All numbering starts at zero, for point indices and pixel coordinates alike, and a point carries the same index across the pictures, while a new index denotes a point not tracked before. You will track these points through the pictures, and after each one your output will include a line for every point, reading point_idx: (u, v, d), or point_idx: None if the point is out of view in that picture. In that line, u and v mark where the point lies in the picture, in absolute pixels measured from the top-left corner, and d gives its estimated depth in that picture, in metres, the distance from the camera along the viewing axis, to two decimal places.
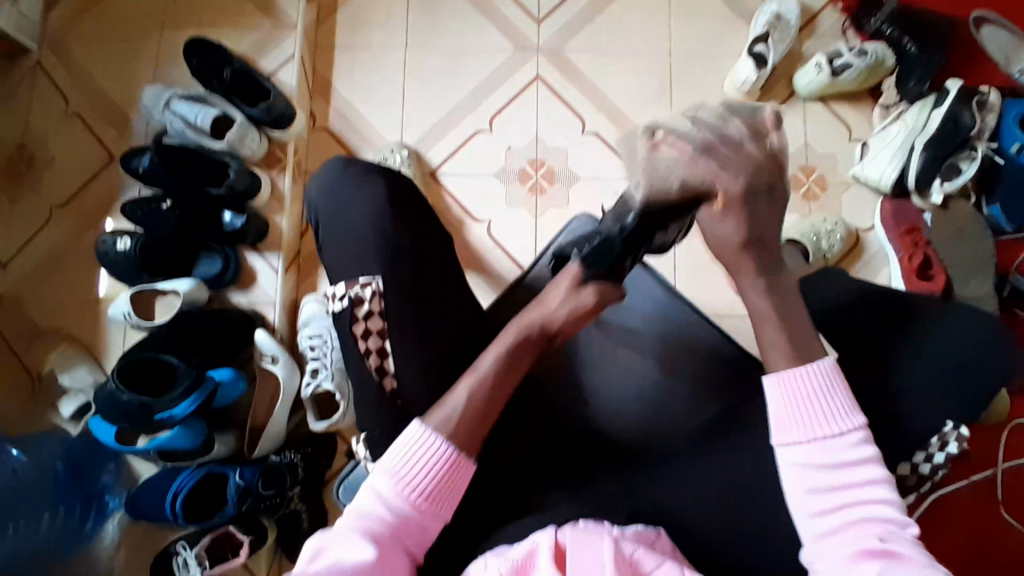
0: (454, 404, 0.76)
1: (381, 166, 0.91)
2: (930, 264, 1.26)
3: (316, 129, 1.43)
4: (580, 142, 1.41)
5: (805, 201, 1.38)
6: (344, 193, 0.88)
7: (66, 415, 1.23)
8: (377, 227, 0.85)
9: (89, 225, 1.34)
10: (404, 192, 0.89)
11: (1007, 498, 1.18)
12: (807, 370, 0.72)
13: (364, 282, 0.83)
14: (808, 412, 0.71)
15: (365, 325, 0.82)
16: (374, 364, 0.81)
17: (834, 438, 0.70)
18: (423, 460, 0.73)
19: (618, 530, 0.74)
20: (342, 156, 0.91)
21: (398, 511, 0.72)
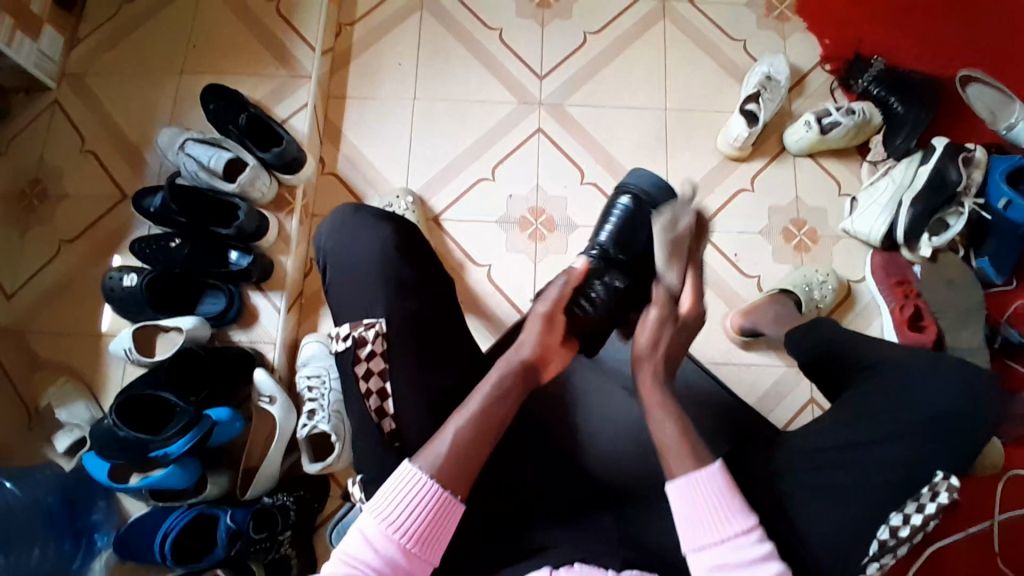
0: (442, 441, 0.74)
1: (386, 209, 0.95)
2: (922, 316, 1.29)
3: (324, 173, 1.48)
4: (579, 191, 1.46)
5: (797, 252, 1.41)
6: (351, 234, 0.92)
7: (60, 449, 1.22)
8: (382, 266, 0.88)
9: (97, 260, 1.37)
10: (407, 234, 0.93)
11: (1004, 551, 1.17)
12: (702, 478, 0.75)
13: (369, 323, 0.85)
14: (709, 508, 0.75)
15: (367, 366, 0.84)
16: (374, 405, 0.82)
17: (731, 539, 0.73)
18: (410, 502, 0.72)
19: (613, 570, 0.75)
20: (352, 202, 0.94)
21: (386, 555, 0.71)
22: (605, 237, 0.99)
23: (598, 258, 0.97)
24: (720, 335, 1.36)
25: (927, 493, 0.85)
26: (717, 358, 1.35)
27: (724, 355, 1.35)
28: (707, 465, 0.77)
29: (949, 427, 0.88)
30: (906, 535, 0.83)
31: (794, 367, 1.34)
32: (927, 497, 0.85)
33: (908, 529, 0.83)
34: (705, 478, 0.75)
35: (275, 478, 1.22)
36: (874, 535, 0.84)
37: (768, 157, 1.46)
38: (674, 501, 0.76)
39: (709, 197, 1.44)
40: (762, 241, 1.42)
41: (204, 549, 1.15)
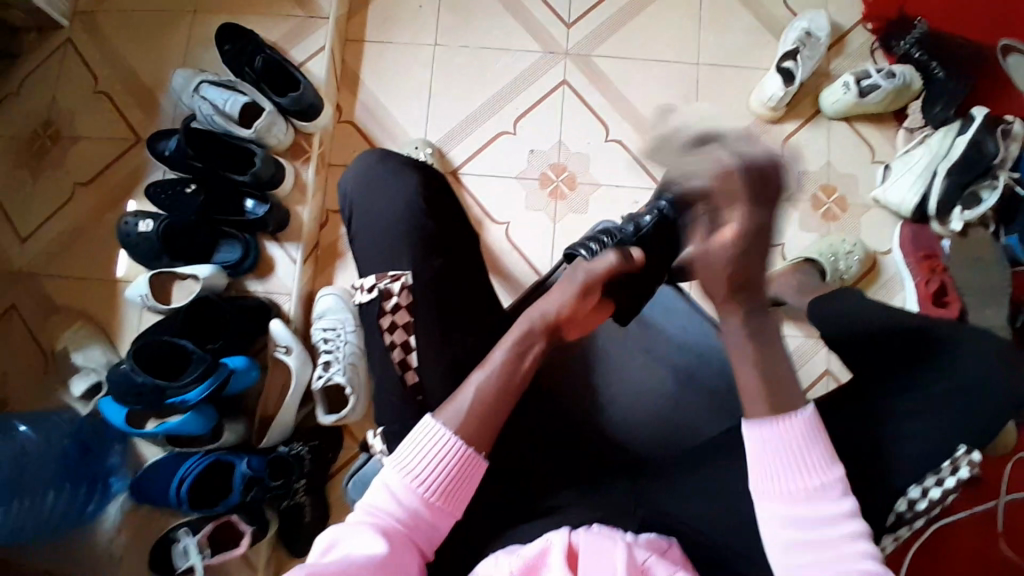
0: (462, 398, 0.74)
1: (416, 162, 0.93)
2: (946, 291, 1.27)
3: (340, 122, 1.43)
4: (604, 149, 1.42)
5: (824, 220, 1.38)
6: (376, 186, 0.90)
7: (77, 392, 1.23)
8: (410, 222, 0.86)
9: (112, 205, 1.35)
10: (436, 190, 0.90)
11: (1007, 530, 1.18)
12: (787, 422, 0.72)
13: (393, 276, 0.84)
14: (796, 460, 0.72)
15: (392, 318, 0.82)
16: (398, 357, 0.81)
17: (811, 489, 0.71)
18: (434, 456, 0.71)
19: (631, 536, 0.76)
20: (382, 152, 0.92)
21: (409, 507, 0.70)
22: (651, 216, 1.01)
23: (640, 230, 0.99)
24: None
25: (948, 467, 0.87)
26: None
27: None
28: (794, 411, 0.73)
29: (975, 404, 0.86)
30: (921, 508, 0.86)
31: (813, 337, 1.32)
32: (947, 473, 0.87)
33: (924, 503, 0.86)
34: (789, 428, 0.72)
35: (292, 424, 1.24)
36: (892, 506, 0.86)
37: (801, 120, 1.41)
38: (753, 439, 0.73)
39: None
40: (789, 207, 1.38)
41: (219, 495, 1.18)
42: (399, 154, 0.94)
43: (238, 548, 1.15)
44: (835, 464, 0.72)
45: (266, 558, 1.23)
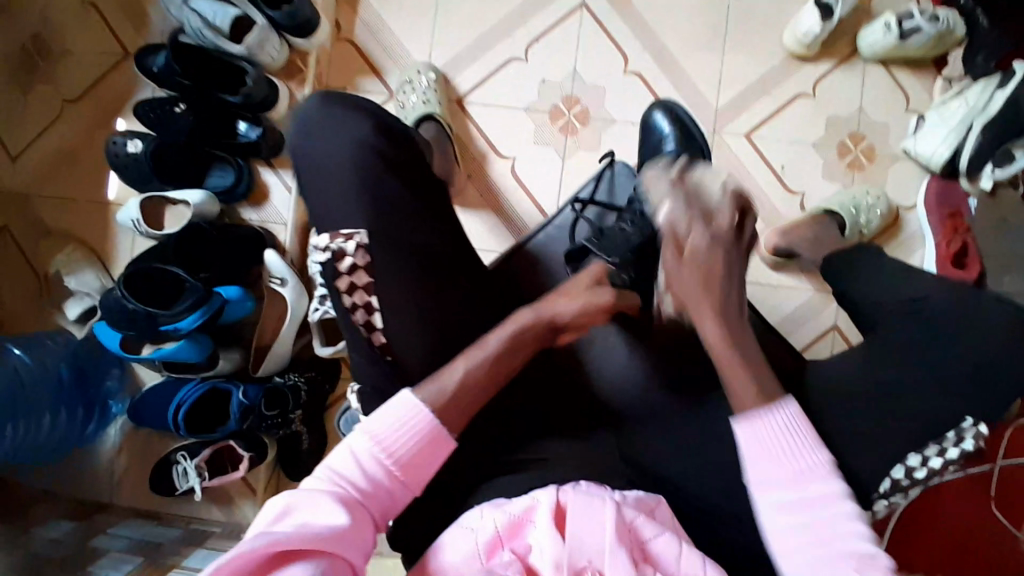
0: (452, 374, 0.75)
1: (365, 105, 0.85)
2: (967, 253, 1.21)
3: (339, 40, 1.34)
4: (621, 83, 1.32)
5: (849, 170, 1.30)
6: (332, 132, 0.83)
7: (71, 316, 1.22)
8: (359, 170, 0.82)
9: (101, 126, 1.28)
10: (392, 134, 0.84)
11: (998, 494, 1.19)
12: (774, 414, 0.71)
13: (347, 235, 0.80)
14: (789, 439, 0.70)
15: (350, 280, 0.80)
16: (362, 320, 0.80)
17: (804, 472, 0.69)
18: (403, 428, 0.71)
19: (619, 494, 0.74)
20: (324, 95, 0.84)
21: (373, 477, 0.70)
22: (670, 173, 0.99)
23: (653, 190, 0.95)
24: (752, 253, 1.29)
25: (951, 438, 0.81)
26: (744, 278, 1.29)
27: (751, 276, 1.30)
28: (781, 404, 0.72)
29: (989, 382, 0.83)
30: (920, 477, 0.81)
31: (825, 292, 1.29)
32: (950, 443, 0.81)
33: (924, 472, 0.81)
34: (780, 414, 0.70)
35: (289, 354, 1.22)
36: (887, 473, 0.81)
37: (835, 61, 1.31)
38: (741, 433, 0.71)
39: (761, 103, 1.32)
40: (813, 154, 1.31)
41: (216, 421, 1.18)
42: (346, 95, 0.86)
43: (238, 472, 1.17)
44: (821, 446, 0.70)
45: (265, 482, 1.25)
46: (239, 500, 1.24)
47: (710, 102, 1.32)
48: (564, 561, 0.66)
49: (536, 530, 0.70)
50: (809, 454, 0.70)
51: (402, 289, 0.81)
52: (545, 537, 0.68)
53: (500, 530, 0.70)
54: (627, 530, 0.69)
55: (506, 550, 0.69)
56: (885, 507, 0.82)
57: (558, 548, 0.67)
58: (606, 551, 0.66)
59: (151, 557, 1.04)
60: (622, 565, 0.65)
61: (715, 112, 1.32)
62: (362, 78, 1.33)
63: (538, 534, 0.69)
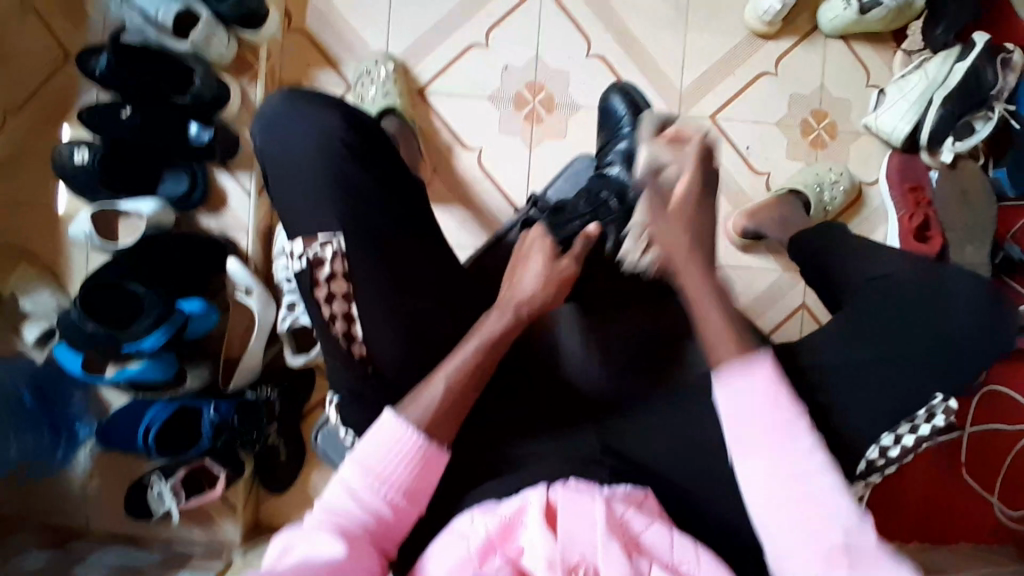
0: (430, 394, 0.74)
1: (328, 101, 0.80)
2: (929, 226, 1.23)
3: (289, 32, 1.27)
4: (585, 66, 1.30)
5: (813, 148, 1.31)
6: (296, 130, 0.79)
7: (30, 340, 1.14)
8: (321, 171, 0.77)
9: (42, 134, 1.20)
10: (360, 134, 0.79)
11: (969, 460, 1.27)
12: (747, 372, 0.67)
13: (324, 241, 0.76)
14: (768, 402, 0.65)
15: (328, 288, 0.77)
16: (342, 331, 0.78)
17: (784, 447, 0.64)
18: (393, 453, 0.71)
19: (608, 489, 0.74)
20: (287, 91, 0.79)
21: (370, 507, 0.69)
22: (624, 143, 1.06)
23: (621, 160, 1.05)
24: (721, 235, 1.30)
25: (922, 415, 0.80)
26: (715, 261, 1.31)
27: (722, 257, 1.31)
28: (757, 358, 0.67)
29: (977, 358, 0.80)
30: (897, 455, 0.81)
31: (792, 271, 1.31)
32: (921, 419, 0.80)
33: (898, 451, 0.81)
34: (757, 375, 0.66)
35: (258, 367, 1.19)
36: (863, 456, 0.80)
37: (797, 38, 1.30)
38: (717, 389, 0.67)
39: (727, 81, 1.31)
40: (778, 133, 1.31)
41: (189, 440, 1.15)
42: (310, 94, 0.82)
43: (215, 491, 1.14)
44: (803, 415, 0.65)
45: (244, 497, 1.22)
46: (219, 519, 1.22)
47: (675, 84, 1.31)
48: (557, 560, 0.66)
49: (528, 529, 0.69)
50: (789, 419, 0.65)
51: (378, 305, 0.78)
52: (537, 536, 0.67)
53: (491, 533, 0.69)
54: (617, 525, 0.69)
55: (498, 556, 0.67)
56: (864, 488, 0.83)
57: (551, 547, 0.66)
58: (598, 544, 0.67)
59: None
60: (616, 558, 0.65)
61: (681, 93, 1.31)
62: (317, 70, 1.28)
63: (530, 534, 0.68)
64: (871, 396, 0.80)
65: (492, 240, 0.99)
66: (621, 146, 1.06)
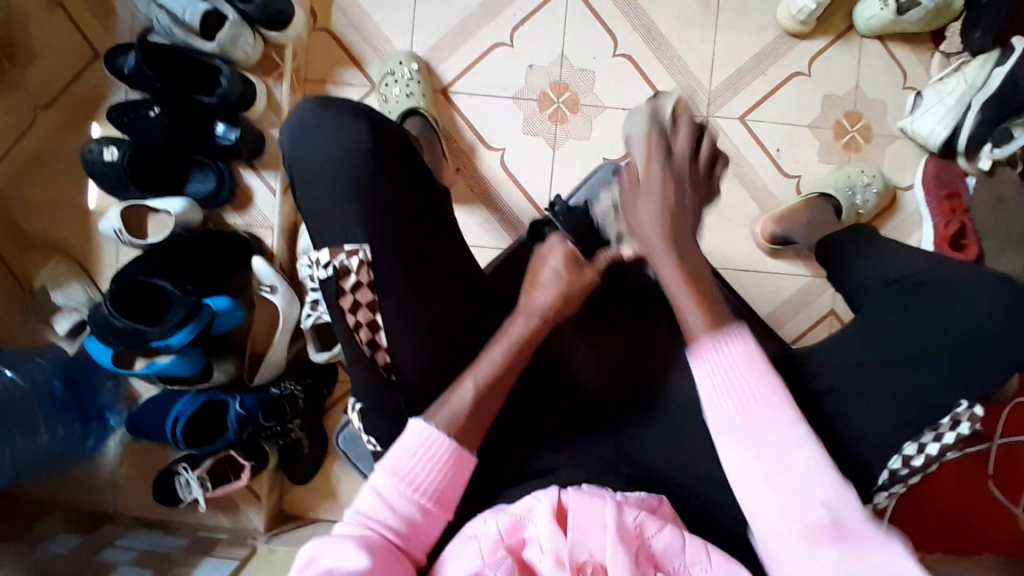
0: (458, 400, 0.75)
1: (359, 107, 0.78)
2: (965, 234, 1.19)
3: (315, 30, 1.28)
4: (611, 66, 1.28)
5: (846, 151, 1.27)
6: (324, 138, 0.76)
7: (61, 331, 1.19)
8: (348, 181, 0.75)
9: (78, 133, 1.24)
10: (390, 145, 0.76)
11: (996, 473, 1.24)
12: (726, 353, 0.67)
13: (351, 250, 0.75)
14: (748, 374, 0.66)
15: (353, 298, 0.75)
16: (365, 339, 0.75)
17: (757, 401, 0.65)
18: (424, 459, 0.71)
19: (620, 495, 0.75)
20: (317, 98, 0.77)
21: (402, 513, 0.69)
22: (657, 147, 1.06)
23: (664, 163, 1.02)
24: (747, 239, 1.28)
25: (946, 423, 0.75)
26: (740, 266, 1.28)
27: (748, 262, 1.28)
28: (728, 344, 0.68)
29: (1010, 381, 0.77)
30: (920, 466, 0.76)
31: (821, 277, 1.28)
32: (946, 427, 0.75)
33: (921, 460, 0.76)
34: (738, 351, 0.67)
35: (283, 363, 1.21)
36: (884, 466, 0.77)
37: (832, 38, 1.26)
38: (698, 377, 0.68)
39: (757, 82, 1.27)
40: (809, 136, 1.28)
41: (216, 431, 1.18)
42: (339, 99, 0.79)
43: (240, 481, 1.17)
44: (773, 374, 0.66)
45: (269, 486, 1.25)
46: (243, 506, 1.25)
47: (703, 85, 1.28)
48: (564, 556, 0.67)
49: (536, 525, 0.70)
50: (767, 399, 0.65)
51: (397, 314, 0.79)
52: (544, 531, 0.69)
53: (502, 530, 0.70)
54: (628, 532, 0.69)
55: (501, 547, 0.69)
56: (884, 499, 0.79)
57: (559, 543, 0.68)
58: (606, 547, 0.67)
59: (159, 568, 1.05)
60: (623, 565, 0.66)
61: (710, 94, 1.28)
62: (343, 68, 1.28)
63: (538, 528, 0.69)
64: (892, 407, 0.76)
65: (514, 243, 0.98)
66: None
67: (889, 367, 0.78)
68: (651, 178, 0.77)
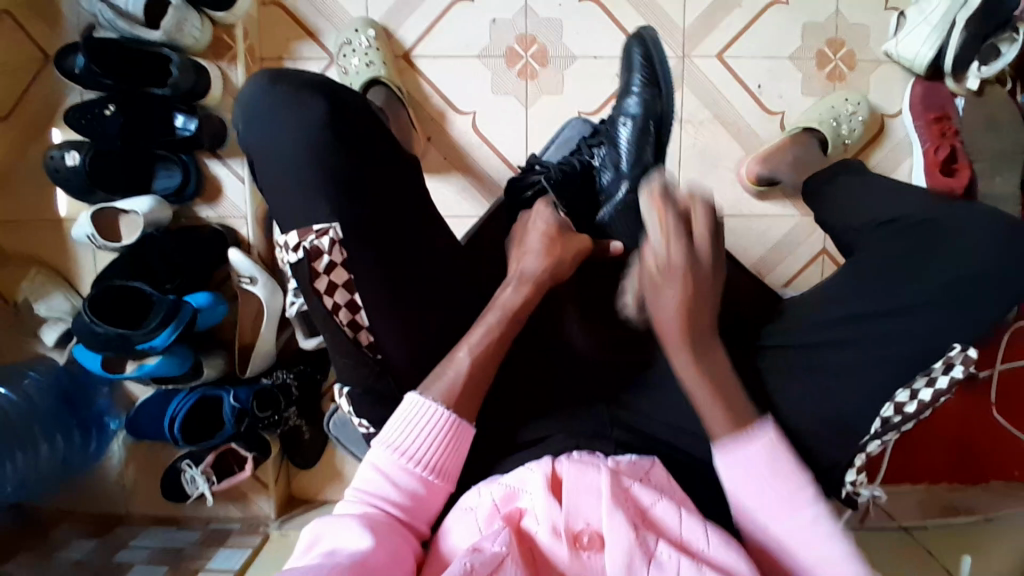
0: (452, 371, 0.73)
1: (320, 81, 0.74)
2: (955, 157, 1.16)
3: (265, 5, 1.22)
4: (578, 13, 1.21)
5: (830, 81, 1.22)
6: (280, 118, 0.72)
7: (50, 342, 1.18)
8: (316, 159, 0.71)
9: (35, 138, 1.19)
10: (350, 115, 0.73)
11: (1000, 401, 1.22)
12: (752, 445, 0.67)
13: (320, 230, 0.71)
14: (769, 470, 0.66)
15: (329, 280, 0.72)
16: (346, 319, 0.73)
17: (787, 506, 0.65)
18: (422, 434, 0.70)
19: (612, 461, 0.74)
20: (268, 74, 0.73)
21: (405, 488, 0.69)
22: (634, 105, 0.93)
23: (642, 109, 0.92)
24: (733, 183, 1.24)
25: (940, 366, 0.74)
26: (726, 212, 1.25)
27: (736, 207, 1.25)
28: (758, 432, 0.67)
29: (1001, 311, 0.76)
30: (911, 412, 0.75)
31: (811, 216, 1.24)
32: (939, 372, 0.74)
33: (914, 406, 0.75)
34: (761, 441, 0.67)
35: (274, 350, 1.20)
36: (876, 414, 0.75)
37: None
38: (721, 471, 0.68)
39: (734, 16, 1.21)
40: (791, 69, 1.22)
41: (214, 426, 1.19)
42: (291, 72, 0.74)
43: (244, 472, 1.18)
44: (805, 479, 0.66)
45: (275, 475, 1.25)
46: (253, 496, 1.25)
47: (677, 24, 1.22)
48: (560, 526, 0.66)
49: (530, 496, 0.70)
50: (791, 485, 0.65)
51: None
52: (540, 502, 0.68)
53: (497, 501, 0.70)
54: (623, 496, 0.68)
55: (499, 519, 0.68)
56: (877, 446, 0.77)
57: (555, 514, 0.67)
58: (603, 515, 0.66)
59: (175, 564, 1.07)
60: (622, 528, 0.65)
61: (684, 34, 1.22)
62: (298, 43, 1.22)
63: (533, 500, 0.69)
64: (887, 352, 0.75)
65: (493, 207, 0.97)
66: (632, 108, 0.93)
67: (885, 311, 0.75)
68: (667, 289, 0.71)
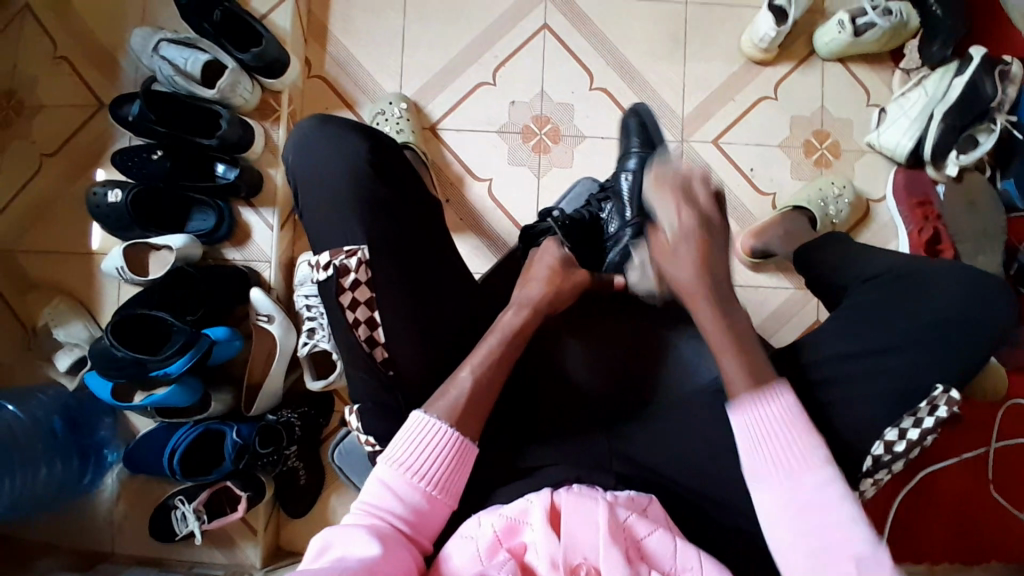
0: (457, 389, 0.76)
1: (364, 125, 0.85)
2: (939, 239, 1.24)
3: (309, 77, 1.37)
4: (588, 98, 1.36)
5: (816, 167, 1.33)
6: (324, 148, 0.82)
7: (62, 367, 1.22)
8: (352, 183, 0.80)
9: (82, 178, 1.30)
10: (386, 151, 0.84)
11: (997, 479, 1.23)
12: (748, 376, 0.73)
13: (350, 251, 0.78)
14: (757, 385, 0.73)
15: (352, 296, 0.78)
16: (364, 335, 0.78)
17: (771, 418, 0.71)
18: (427, 449, 0.73)
19: (610, 495, 0.73)
20: (319, 115, 0.84)
21: (408, 501, 0.71)
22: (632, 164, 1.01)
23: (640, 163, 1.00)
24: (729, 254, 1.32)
25: (925, 407, 0.77)
26: None
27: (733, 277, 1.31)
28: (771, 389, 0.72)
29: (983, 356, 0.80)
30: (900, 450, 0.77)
31: (804, 289, 1.31)
32: (924, 412, 0.77)
33: (903, 444, 0.77)
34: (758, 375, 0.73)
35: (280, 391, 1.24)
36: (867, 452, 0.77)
37: (794, 63, 1.34)
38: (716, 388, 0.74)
39: (728, 106, 1.35)
40: (780, 155, 1.34)
41: (213, 463, 1.18)
42: (340, 117, 0.86)
43: (236, 513, 1.16)
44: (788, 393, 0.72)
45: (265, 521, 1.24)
46: (239, 542, 1.23)
47: (676, 111, 1.35)
48: (559, 560, 0.66)
49: (531, 529, 0.69)
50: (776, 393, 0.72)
51: None
52: (540, 535, 0.68)
53: (497, 533, 0.69)
54: (619, 528, 0.68)
55: (502, 551, 0.68)
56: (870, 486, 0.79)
57: (553, 546, 0.67)
58: (600, 547, 0.66)
59: None
60: (618, 560, 0.65)
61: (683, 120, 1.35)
62: (336, 111, 1.36)
63: (534, 534, 0.68)
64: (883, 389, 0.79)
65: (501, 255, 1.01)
66: (632, 167, 1.01)
67: (870, 349, 0.79)
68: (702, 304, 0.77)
